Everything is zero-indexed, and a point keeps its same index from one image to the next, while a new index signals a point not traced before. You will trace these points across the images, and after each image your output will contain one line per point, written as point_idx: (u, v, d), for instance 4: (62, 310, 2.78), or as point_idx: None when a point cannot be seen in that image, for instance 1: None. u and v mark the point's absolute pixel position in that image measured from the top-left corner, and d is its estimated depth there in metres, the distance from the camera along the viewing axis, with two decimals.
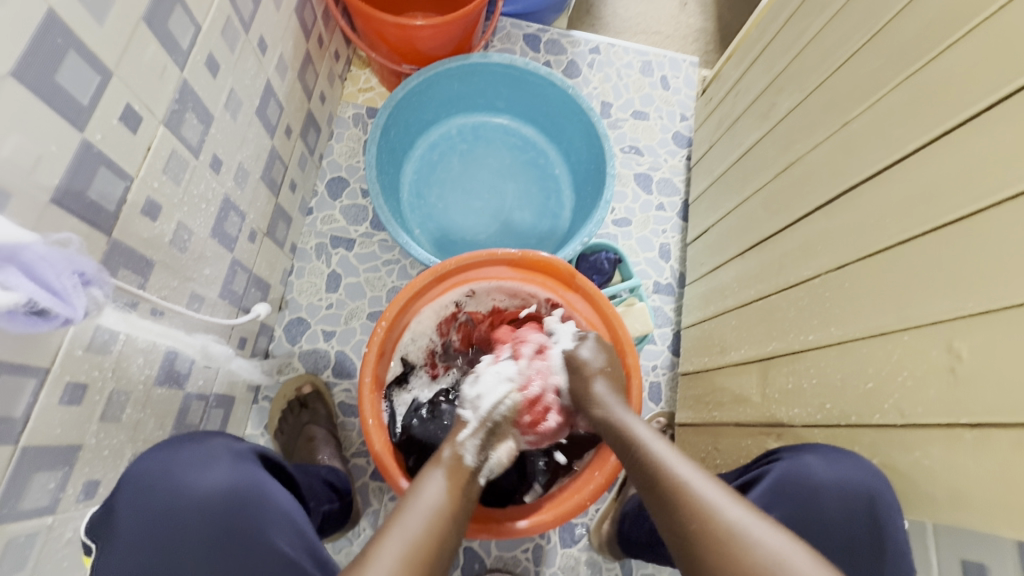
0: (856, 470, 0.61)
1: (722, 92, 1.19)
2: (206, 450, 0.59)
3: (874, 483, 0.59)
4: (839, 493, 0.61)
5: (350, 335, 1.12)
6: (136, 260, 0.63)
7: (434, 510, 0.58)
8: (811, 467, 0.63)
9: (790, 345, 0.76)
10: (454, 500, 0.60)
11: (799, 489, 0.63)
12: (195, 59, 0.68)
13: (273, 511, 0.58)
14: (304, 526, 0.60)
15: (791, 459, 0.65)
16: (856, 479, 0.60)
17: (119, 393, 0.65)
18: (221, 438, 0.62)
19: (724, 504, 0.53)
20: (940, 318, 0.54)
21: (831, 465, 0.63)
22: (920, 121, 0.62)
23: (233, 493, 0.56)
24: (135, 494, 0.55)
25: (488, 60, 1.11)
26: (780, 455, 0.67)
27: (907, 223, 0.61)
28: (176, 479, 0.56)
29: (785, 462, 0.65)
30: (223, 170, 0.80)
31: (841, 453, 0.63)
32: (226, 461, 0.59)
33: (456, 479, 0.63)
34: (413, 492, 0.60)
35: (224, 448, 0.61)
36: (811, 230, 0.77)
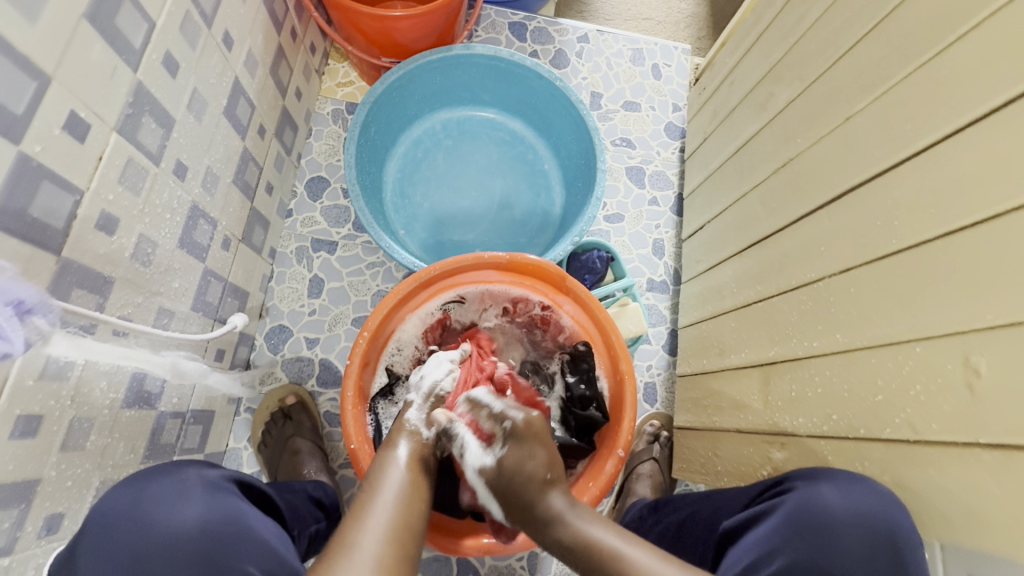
0: (872, 499, 0.57)
1: (716, 82, 1.14)
2: (178, 481, 0.56)
3: (891, 513, 0.55)
4: (857, 528, 0.57)
5: (335, 342, 1.08)
6: (92, 279, 0.59)
7: (398, 496, 0.60)
8: (826, 498, 0.59)
9: (793, 351, 0.73)
10: (418, 486, 0.62)
11: (815, 524, 0.58)
12: (151, 58, 0.63)
13: (252, 540, 0.55)
14: (285, 553, 0.58)
15: (806, 490, 0.60)
16: (875, 511, 0.56)
17: (81, 421, 0.61)
18: (194, 467, 0.59)
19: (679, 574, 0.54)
20: (956, 329, 0.51)
21: (846, 494, 0.58)
22: (929, 116, 0.58)
23: (208, 524, 0.53)
24: (103, 531, 0.52)
25: (471, 52, 1.06)
26: (793, 485, 0.62)
27: (918, 226, 0.57)
28: (146, 513, 0.52)
29: (798, 493, 0.61)
30: (189, 176, 0.75)
31: (856, 480, 0.59)
32: (200, 491, 0.56)
33: (419, 466, 0.65)
34: (375, 481, 0.62)
35: (198, 477, 0.57)
36: (813, 229, 0.73)
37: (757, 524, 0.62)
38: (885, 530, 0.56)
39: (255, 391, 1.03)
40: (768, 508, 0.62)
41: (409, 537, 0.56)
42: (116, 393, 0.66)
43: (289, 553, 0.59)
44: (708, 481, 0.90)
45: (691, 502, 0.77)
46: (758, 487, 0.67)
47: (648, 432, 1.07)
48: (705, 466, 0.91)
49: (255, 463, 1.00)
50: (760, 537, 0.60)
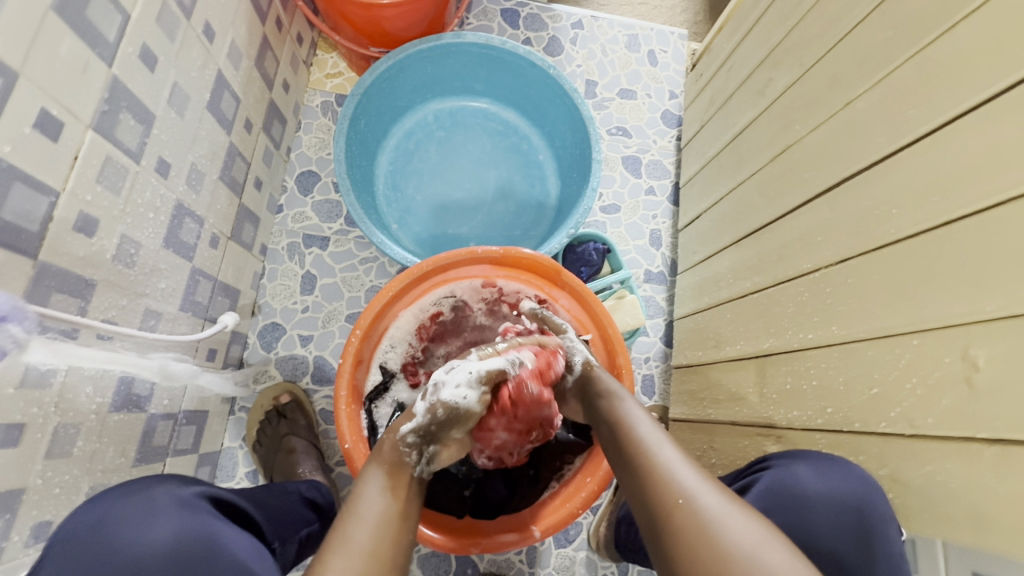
0: (846, 480, 0.59)
1: (713, 68, 1.12)
2: (146, 502, 0.55)
3: (867, 494, 0.57)
4: (829, 504, 0.60)
5: (329, 339, 1.06)
6: (72, 282, 0.58)
7: (380, 516, 0.56)
8: (801, 478, 0.61)
9: (788, 343, 0.72)
10: (398, 504, 0.58)
11: (790, 501, 0.60)
12: (127, 52, 0.61)
13: (223, 560, 0.53)
14: (262, 570, 0.55)
15: (781, 470, 0.63)
16: (847, 491, 0.58)
17: (67, 427, 0.60)
18: (165, 485, 0.57)
19: (703, 493, 0.50)
20: (955, 320, 0.50)
21: (821, 475, 0.61)
22: (932, 101, 0.56)
23: (176, 546, 0.52)
24: (64, 556, 0.50)
25: (462, 40, 1.04)
26: (770, 464, 0.65)
27: (918, 216, 0.56)
28: (111, 536, 0.52)
29: (775, 471, 0.63)
30: (173, 173, 0.73)
31: (829, 459, 0.62)
32: (170, 510, 0.54)
33: (397, 477, 0.61)
34: (355, 498, 0.58)
35: (168, 497, 0.56)
36: (811, 219, 0.72)
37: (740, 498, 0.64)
38: (855, 509, 0.58)
39: (249, 390, 1.02)
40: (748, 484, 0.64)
41: (392, 553, 0.54)
42: (102, 398, 0.64)
43: (267, 570, 0.56)
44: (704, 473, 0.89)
45: None
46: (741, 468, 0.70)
47: None
48: (700, 458, 0.91)
49: (250, 462, 0.99)
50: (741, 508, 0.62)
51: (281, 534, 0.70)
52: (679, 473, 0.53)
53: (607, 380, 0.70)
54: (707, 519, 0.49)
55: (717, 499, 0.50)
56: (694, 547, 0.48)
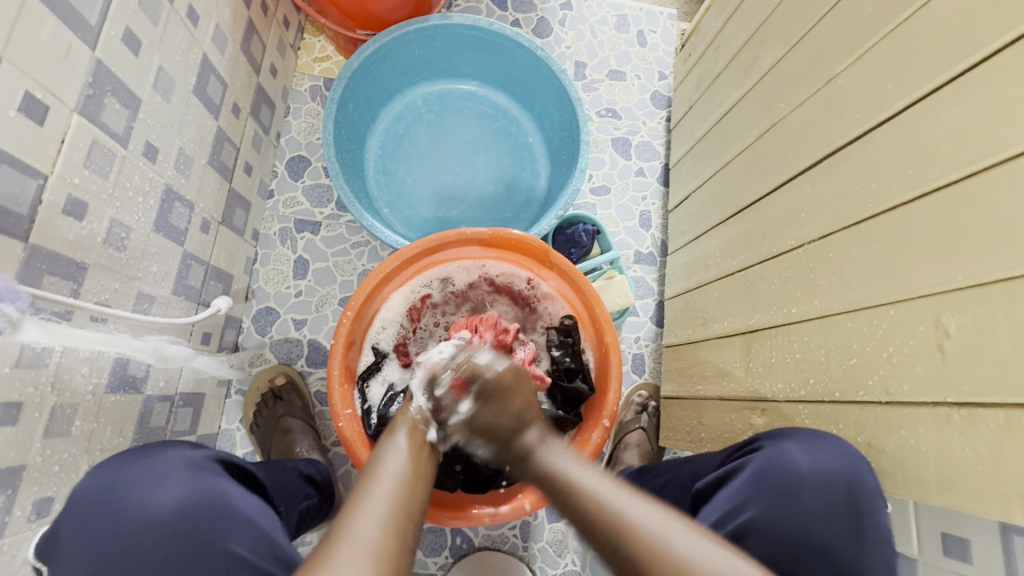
0: (835, 456, 0.59)
1: (701, 48, 1.11)
2: (157, 463, 0.57)
3: (854, 468, 0.58)
4: (820, 481, 0.60)
5: (323, 323, 1.08)
6: (63, 265, 0.59)
7: (396, 481, 0.54)
8: (792, 457, 0.62)
9: (773, 319, 0.73)
10: (419, 472, 0.57)
11: (780, 480, 0.61)
12: (110, 36, 0.61)
13: (235, 517, 0.56)
14: (272, 528, 0.58)
15: (772, 449, 0.63)
16: (837, 467, 0.59)
17: (63, 407, 0.61)
18: (175, 448, 0.59)
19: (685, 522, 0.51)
20: (929, 291, 0.52)
21: (810, 452, 0.61)
22: (909, 75, 0.57)
23: (188, 504, 0.54)
24: (81, 511, 0.53)
25: (449, 22, 1.03)
26: (760, 444, 0.65)
27: (895, 190, 0.57)
28: (122, 497, 0.54)
29: (765, 451, 0.64)
30: (161, 157, 0.74)
31: (819, 437, 0.62)
32: (180, 471, 0.56)
33: (421, 450, 0.60)
34: (376, 465, 0.57)
35: (178, 458, 0.58)
36: (794, 196, 0.73)
37: (728, 481, 0.65)
38: (844, 485, 0.59)
39: (244, 372, 1.04)
40: (736, 468, 0.65)
41: (410, 521, 0.52)
42: (98, 378, 0.66)
43: (275, 528, 0.59)
44: (693, 448, 0.91)
45: (671, 468, 0.79)
46: (729, 449, 0.70)
47: (635, 402, 1.08)
48: (691, 432, 0.92)
49: (247, 443, 1.01)
50: (731, 493, 0.64)
51: (282, 503, 0.72)
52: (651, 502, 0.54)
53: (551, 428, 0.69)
54: None
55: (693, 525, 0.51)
56: (652, 563, 0.48)
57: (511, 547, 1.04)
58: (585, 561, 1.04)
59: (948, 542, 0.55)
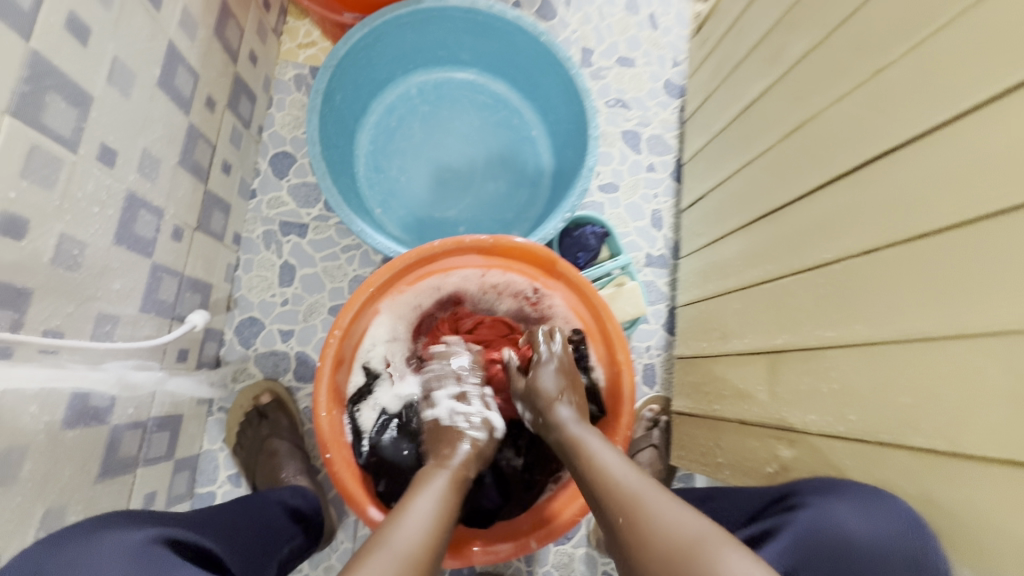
0: (893, 521, 0.50)
1: (720, 32, 1.02)
2: (92, 554, 0.47)
3: (918, 535, 0.49)
4: (874, 552, 0.50)
5: (311, 334, 1.00)
6: (3, 292, 0.51)
7: (430, 516, 0.54)
8: (844, 521, 0.52)
9: (805, 340, 0.66)
10: (445, 505, 0.57)
11: (830, 549, 0.51)
12: (49, 23, 0.52)
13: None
14: None
15: (817, 509, 0.54)
16: (896, 535, 0.50)
17: (13, 449, 0.54)
18: (117, 531, 0.51)
19: (659, 504, 0.50)
20: (1002, 329, 0.44)
21: (864, 516, 0.52)
22: (979, 68, 0.49)
23: None
24: None
25: (445, 4, 0.94)
26: (801, 501, 0.56)
27: (958, 203, 0.49)
28: None
29: (809, 513, 0.54)
30: (120, 161, 0.65)
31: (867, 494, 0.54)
32: (118, 560, 0.47)
33: (453, 488, 0.59)
34: (404, 502, 0.57)
35: (116, 543, 0.49)
36: (831, 202, 0.65)
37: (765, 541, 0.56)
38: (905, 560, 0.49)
39: (227, 388, 0.96)
40: (774, 528, 0.55)
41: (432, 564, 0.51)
42: (52, 415, 0.58)
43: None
44: (706, 472, 0.85)
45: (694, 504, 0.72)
46: (765, 499, 0.61)
47: (646, 417, 1.02)
48: (705, 456, 0.86)
49: (232, 465, 0.94)
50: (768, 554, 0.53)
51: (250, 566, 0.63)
52: (631, 484, 0.53)
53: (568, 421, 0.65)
54: (688, 547, 0.46)
55: (664, 503, 0.50)
56: (631, 528, 0.50)
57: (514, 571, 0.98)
58: None
59: None
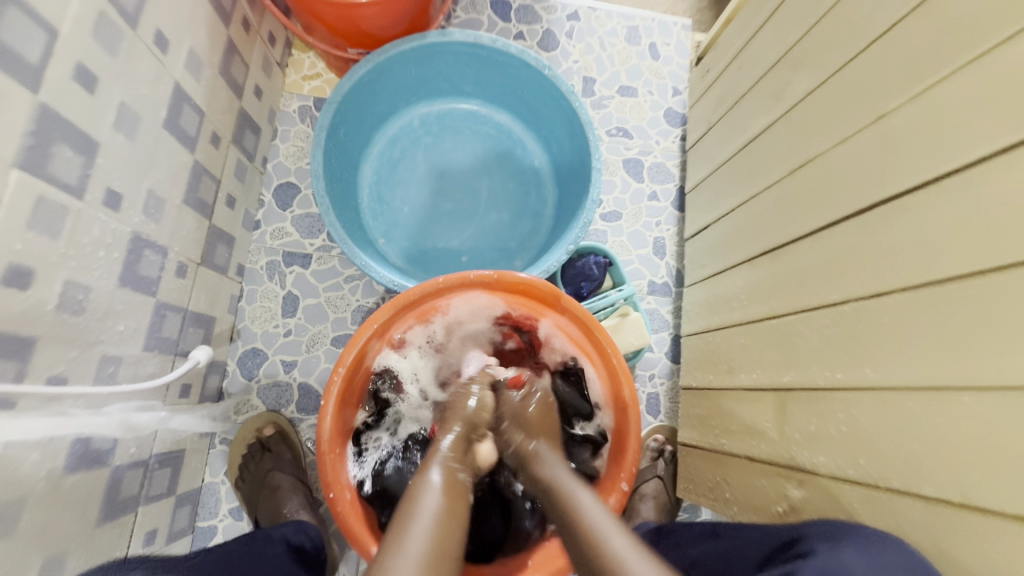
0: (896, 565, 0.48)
1: (721, 64, 1.03)
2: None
3: None
4: None
5: (314, 365, 1.00)
6: (5, 344, 0.51)
7: (436, 512, 0.56)
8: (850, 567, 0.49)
9: (812, 380, 0.65)
10: (453, 507, 0.58)
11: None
12: (57, 74, 0.53)
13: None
14: None
15: (827, 556, 0.50)
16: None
17: (13, 502, 0.53)
18: None
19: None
20: (1014, 382, 0.44)
21: (874, 564, 0.49)
22: (984, 121, 0.49)
23: None
24: None
25: (448, 39, 0.95)
26: (810, 549, 0.53)
27: (969, 252, 0.49)
28: None
29: (820, 556, 0.51)
30: (125, 204, 0.65)
31: (880, 541, 0.51)
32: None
33: (453, 493, 0.60)
34: (409, 503, 0.58)
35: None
36: (838, 243, 0.64)
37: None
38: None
39: (229, 422, 0.96)
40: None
41: (450, 547, 0.54)
42: (52, 463, 0.58)
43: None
44: (717, 508, 0.84)
45: (700, 542, 0.71)
46: (772, 544, 0.60)
47: (651, 447, 1.01)
48: (712, 490, 0.85)
49: (234, 498, 0.94)
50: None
51: None
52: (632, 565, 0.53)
53: (550, 466, 0.67)
54: None
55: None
56: None
57: None
58: None
59: None
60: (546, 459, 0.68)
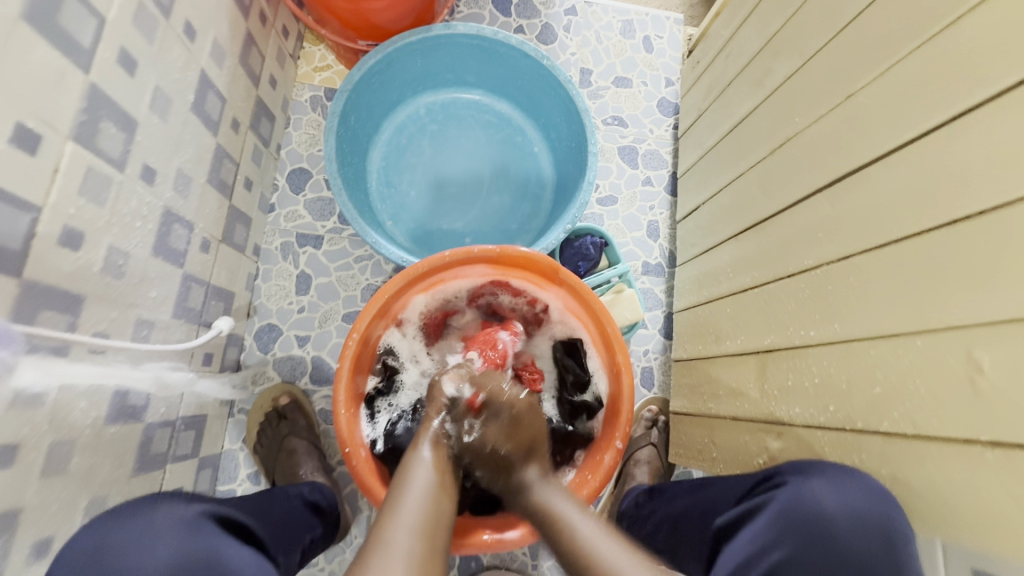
0: (862, 494, 0.56)
1: (711, 55, 1.09)
2: (145, 526, 0.56)
3: (885, 510, 0.55)
4: (852, 525, 0.56)
5: (326, 339, 1.06)
6: (60, 298, 0.57)
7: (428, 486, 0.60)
8: (819, 495, 0.58)
9: (789, 340, 0.71)
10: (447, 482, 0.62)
11: (808, 522, 0.58)
12: (103, 58, 0.59)
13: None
14: None
15: (798, 485, 0.60)
16: (866, 508, 0.55)
17: (62, 443, 0.59)
18: (169, 504, 0.60)
19: (619, 563, 0.56)
20: (959, 323, 0.49)
21: (839, 492, 0.58)
22: (935, 97, 0.55)
23: (181, 567, 0.54)
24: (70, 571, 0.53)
25: (452, 32, 1.01)
26: (784, 479, 0.62)
27: (921, 213, 0.54)
28: (112, 561, 0.53)
29: (790, 489, 0.60)
30: (159, 180, 0.71)
31: (845, 472, 0.59)
32: (173, 533, 0.56)
33: (443, 459, 0.64)
34: (405, 472, 0.61)
35: (169, 520, 0.57)
36: (812, 213, 0.70)
37: (751, 520, 0.62)
38: (879, 530, 0.55)
39: (247, 392, 1.02)
40: (759, 503, 0.62)
41: (439, 519, 0.58)
42: (97, 412, 0.64)
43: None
44: (705, 468, 0.90)
45: (687, 492, 0.77)
46: (751, 480, 0.67)
47: (645, 417, 1.06)
48: (701, 452, 0.91)
49: (252, 463, 1.00)
50: (755, 533, 0.60)
51: (285, 545, 0.72)
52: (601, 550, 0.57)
53: (539, 489, 0.65)
54: None
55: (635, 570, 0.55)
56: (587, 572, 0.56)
57: (520, 566, 1.02)
58: None
59: None
60: (535, 484, 0.65)
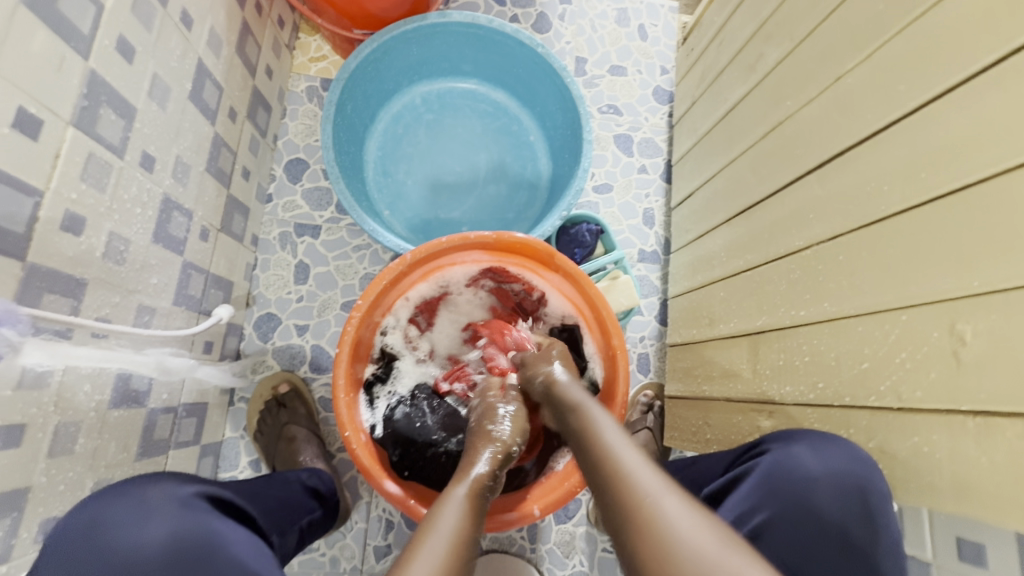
0: (845, 459, 0.59)
1: (704, 42, 1.10)
2: (142, 501, 0.58)
3: (865, 472, 0.58)
4: (831, 483, 0.60)
5: (325, 328, 1.07)
6: (63, 282, 0.58)
7: (454, 527, 0.57)
8: (802, 459, 0.62)
9: (780, 321, 0.73)
10: (470, 523, 0.59)
11: (791, 484, 0.62)
12: (103, 45, 0.59)
13: (222, 556, 0.57)
14: (258, 564, 0.59)
15: (780, 451, 0.63)
16: (846, 471, 0.59)
17: (67, 425, 0.61)
18: (167, 483, 0.61)
19: (656, 487, 0.54)
20: (943, 296, 0.51)
21: (819, 455, 0.61)
22: (921, 77, 0.56)
23: (175, 545, 0.56)
24: (67, 544, 0.54)
25: (448, 20, 1.01)
26: (766, 447, 0.65)
27: (908, 191, 0.55)
28: (109, 535, 0.55)
29: (774, 454, 0.64)
30: (158, 167, 0.72)
31: (827, 438, 0.62)
32: (168, 510, 0.58)
33: (474, 501, 0.61)
34: (430, 519, 0.58)
35: (165, 497, 0.60)
36: (802, 195, 0.71)
37: (735, 488, 0.66)
38: (854, 486, 0.59)
39: (247, 380, 1.03)
40: (744, 471, 0.66)
41: (462, 565, 0.55)
42: (101, 395, 0.65)
43: (264, 564, 0.60)
44: (699, 449, 0.91)
45: (677, 470, 0.79)
46: (736, 452, 0.70)
47: (642, 402, 1.08)
48: (695, 434, 0.93)
49: (253, 451, 1.01)
50: (737, 500, 0.64)
51: (281, 526, 0.74)
52: (641, 480, 0.55)
53: (573, 392, 0.70)
54: (677, 539, 0.50)
55: (676, 502, 0.52)
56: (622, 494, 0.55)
57: (519, 549, 1.04)
58: (594, 559, 1.05)
59: (962, 545, 0.58)
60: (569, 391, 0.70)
